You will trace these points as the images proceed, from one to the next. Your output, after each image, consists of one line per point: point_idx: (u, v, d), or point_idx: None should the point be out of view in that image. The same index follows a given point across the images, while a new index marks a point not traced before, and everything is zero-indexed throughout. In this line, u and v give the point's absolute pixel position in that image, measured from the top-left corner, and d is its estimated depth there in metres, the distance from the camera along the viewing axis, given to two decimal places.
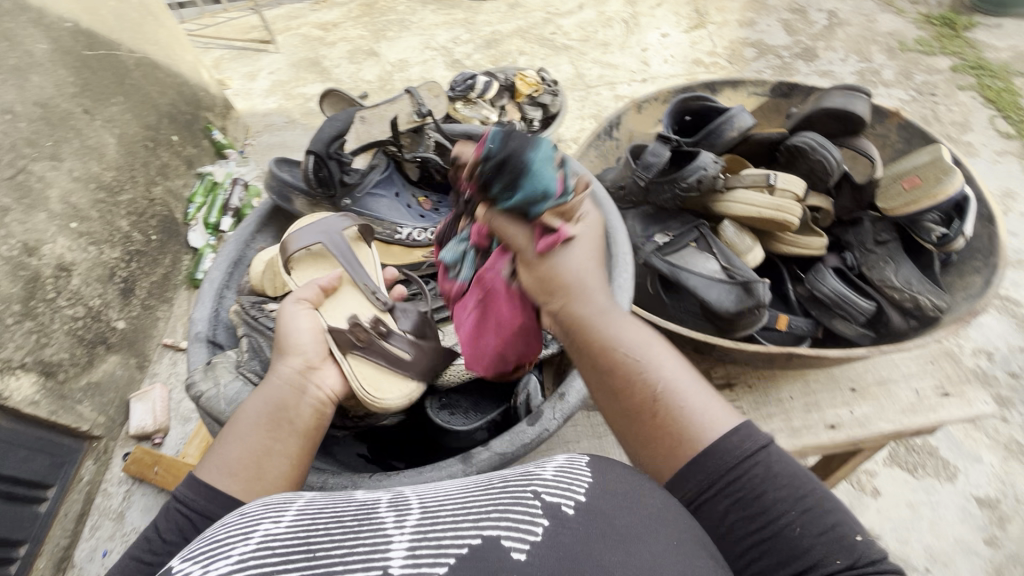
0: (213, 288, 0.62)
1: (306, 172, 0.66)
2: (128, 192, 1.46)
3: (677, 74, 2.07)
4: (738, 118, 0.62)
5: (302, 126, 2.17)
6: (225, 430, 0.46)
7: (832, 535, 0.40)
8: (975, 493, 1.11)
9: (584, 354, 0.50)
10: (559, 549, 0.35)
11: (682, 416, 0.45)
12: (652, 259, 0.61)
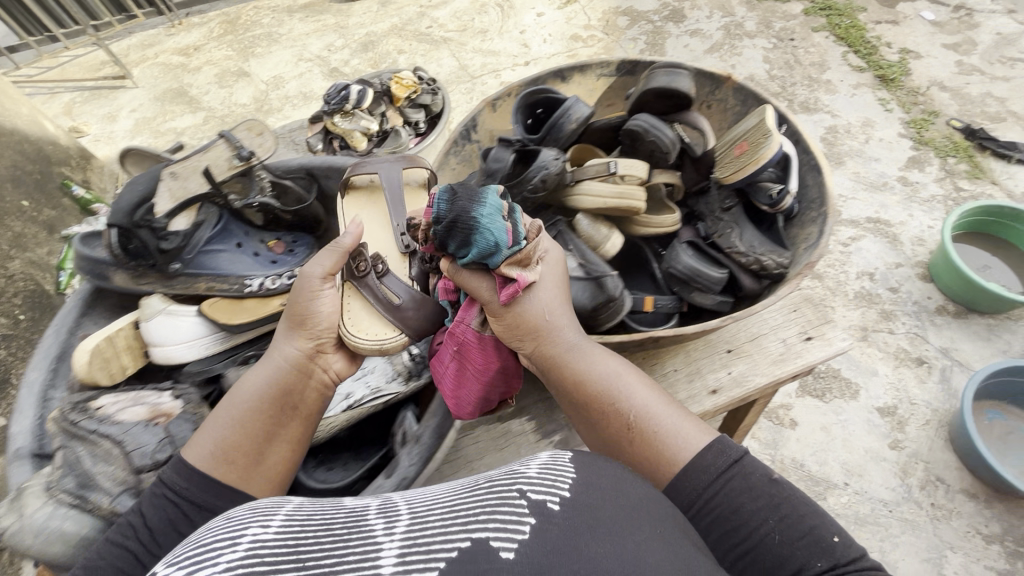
0: (34, 395, 0.60)
1: (110, 248, 0.60)
2: None
3: (557, 52, 2.07)
4: (574, 109, 0.62)
5: None
6: (228, 416, 0.54)
7: (811, 535, 0.45)
8: (876, 405, 1.21)
9: (563, 393, 0.57)
10: (548, 541, 0.37)
11: (656, 439, 0.51)
12: None
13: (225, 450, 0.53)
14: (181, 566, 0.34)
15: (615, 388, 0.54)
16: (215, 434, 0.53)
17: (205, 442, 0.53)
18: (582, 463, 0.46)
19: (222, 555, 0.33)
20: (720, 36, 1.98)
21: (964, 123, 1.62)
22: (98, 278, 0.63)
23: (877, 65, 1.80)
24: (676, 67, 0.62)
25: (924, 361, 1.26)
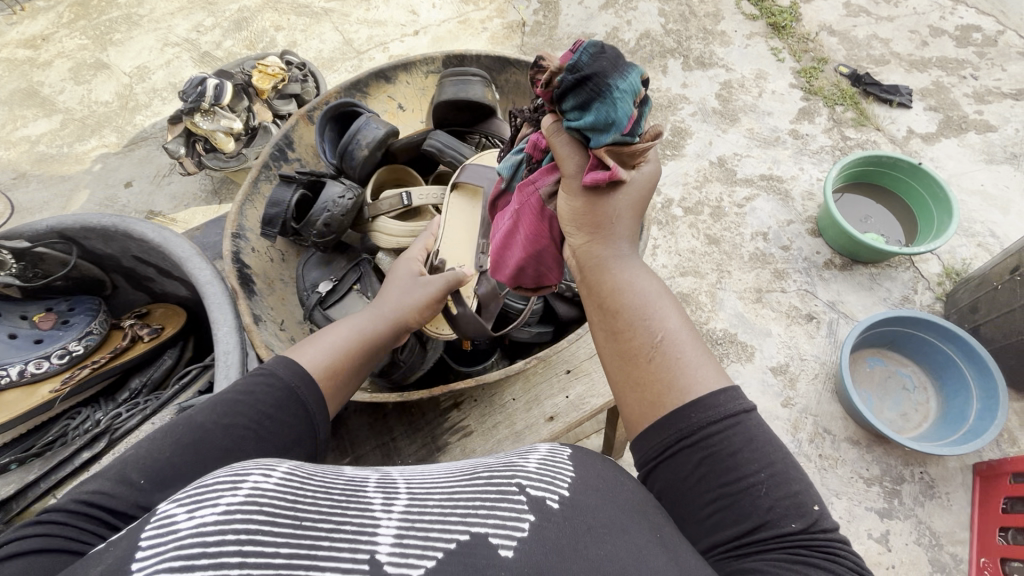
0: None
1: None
2: None
3: (448, 18, 1.93)
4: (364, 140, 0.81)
5: (35, 178, 1.76)
6: (339, 330, 0.60)
7: (794, 500, 0.41)
8: (769, 364, 1.25)
9: (587, 295, 0.53)
10: (545, 542, 0.36)
11: (676, 366, 0.45)
12: (316, 313, 0.80)
13: (333, 369, 0.57)
14: (184, 502, 0.34)
15: (647, 306, 0.48)
16: (328, 352, 0.58)
17: (322, 352, 0.57)
18: (578, 460, 0.43)
19: (222, 499, 0.33)
20: None
21: (850, 69, 1.63)
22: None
23: (769, 12, 1.76)
24: (466, 80, 0.87)
25: (813, 317, 1.30)
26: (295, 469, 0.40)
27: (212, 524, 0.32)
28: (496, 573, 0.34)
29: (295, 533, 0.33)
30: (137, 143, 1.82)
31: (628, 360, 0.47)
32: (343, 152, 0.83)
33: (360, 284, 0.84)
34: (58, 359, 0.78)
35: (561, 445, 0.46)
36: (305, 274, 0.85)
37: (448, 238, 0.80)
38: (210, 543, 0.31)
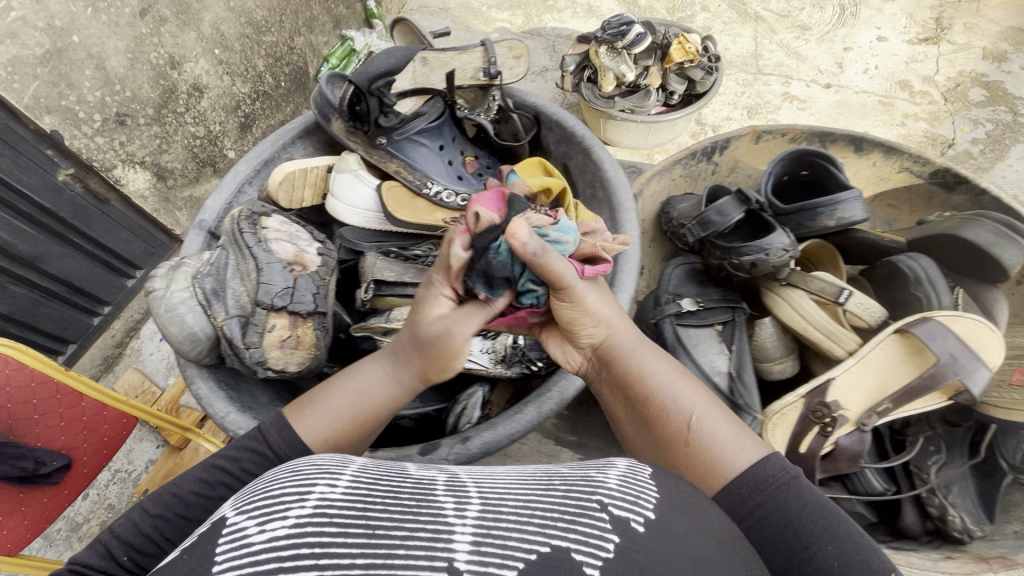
0: (233, 183, 0.84)
1: (343, 101, 0.78)
2: (273, 34, 1.64)
3: (871, 90, 1.71)
4: (840, 206, 0.76)
5: (450, 17, 2.08)
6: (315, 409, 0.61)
7: (864, 571, 0.49)
8: None
9: (619, 389, 0.65)
10: (632, 568, 0.40)
11: (708, 448, 0.57)
12: (664, 322, 0.85)
13: (329, 434, 0.61)
14: (256, 515, 0.40)
15: (671, 393, 0.61)
16: (331, 419, 0.61)
17: (319, 421, 0.61)
18: (660, 482, 0.50)
19: (292, 514, 0.39)
20: None
21: None
22: (324, 117, 0.84)
23: None
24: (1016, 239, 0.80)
25: None
26: (360, 473, 0.47)
27: (283, 537, 0.38)
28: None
29: (370, 543, 0.38)
30: (530, 35, 2.00)
31: (675, 447, 0.59)
32: (805, 208, 0.80)
33: (723, 325, 0.86)
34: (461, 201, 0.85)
35: (639, 462, 0.53)
36: (676, 280, 0.91)
37: (852, 376, 0.79)
38: (286, 556, 0.37)
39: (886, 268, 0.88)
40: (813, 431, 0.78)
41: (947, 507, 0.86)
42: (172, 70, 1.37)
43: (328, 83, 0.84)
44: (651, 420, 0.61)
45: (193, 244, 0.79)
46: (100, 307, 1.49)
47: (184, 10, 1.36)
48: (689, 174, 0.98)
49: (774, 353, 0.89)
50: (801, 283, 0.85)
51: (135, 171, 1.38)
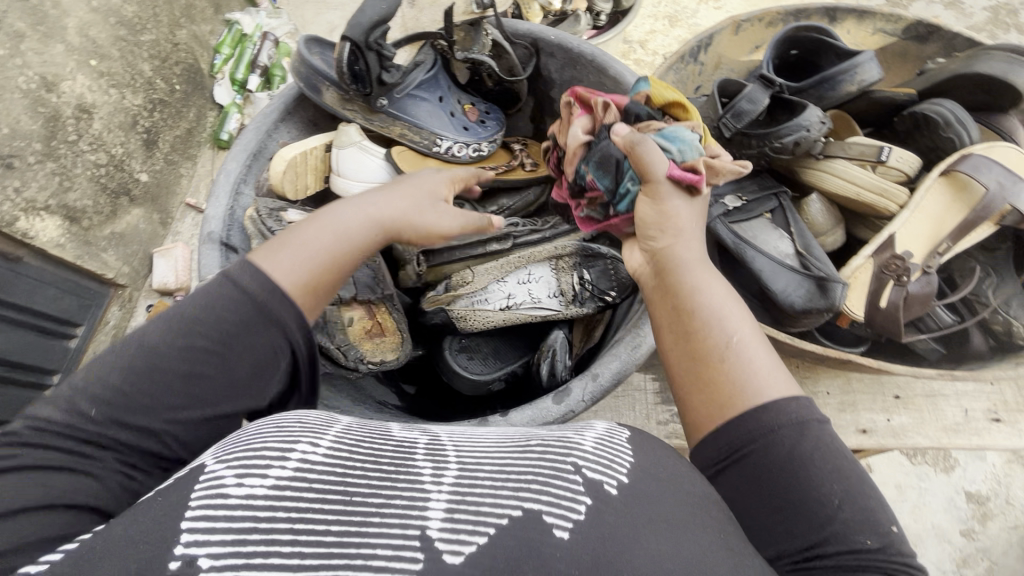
0: (229, 182, 0.72)
1: (340, 65, 0.67)
2: (151, 32, 1.45)
3: None
4: (861, 69, 0.78)
5: None
6: (289, 237, 0.54)
7: (867, 517, 0.45)
8: (966, 487, 1.10)
9: (659, 296, 0.57)
10: (598, 519, 0.42)
11: (741, 370, 0.49)
12: (717, 224, 0.85)
13: (304, 268, 0.53)
14: (235, 471, 0.41)
15: (715, 311, 0.53)
16: (308, 257, 0.53)
17: (290, 258, 0.53)
18: (637, 447, 0.50)
19: (273, 475, 0.40)
20: (983, 20, 1.66)
21: None
22: (313, 88, 0.73)
23: None
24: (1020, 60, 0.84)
25: None
26: (343, 438, 0.47)
27: (262, 497, 0.39)
28: (551, 548, 0.40)
29: (345, 510, 0.40)
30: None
31: (702, 362, 0.51)
32: (821, 81, 0.81)
33: (772, 213, 0.88)
34: (472, 152, 0.82)
35: (618, 426, 0.54)
36: None
37: (915, 225, 0.83)
38: (262, 517, 0.38)
39: (910, 120, 0.91)
40: (889, 284, 0.82)
41: (1012, 320, 0.87)
42: (49, 93, 1.21)
43: (306, 46, 0.74)
44: (683, 327, 0.54)
45: (210, 260, 0.67)
46: (47, 378, 1.32)
47: (42, 19, 1.20)
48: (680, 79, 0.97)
49: (826, 225, 0.92)
50: (840, 151, 0.86)
51: (42, 218, 1.22)
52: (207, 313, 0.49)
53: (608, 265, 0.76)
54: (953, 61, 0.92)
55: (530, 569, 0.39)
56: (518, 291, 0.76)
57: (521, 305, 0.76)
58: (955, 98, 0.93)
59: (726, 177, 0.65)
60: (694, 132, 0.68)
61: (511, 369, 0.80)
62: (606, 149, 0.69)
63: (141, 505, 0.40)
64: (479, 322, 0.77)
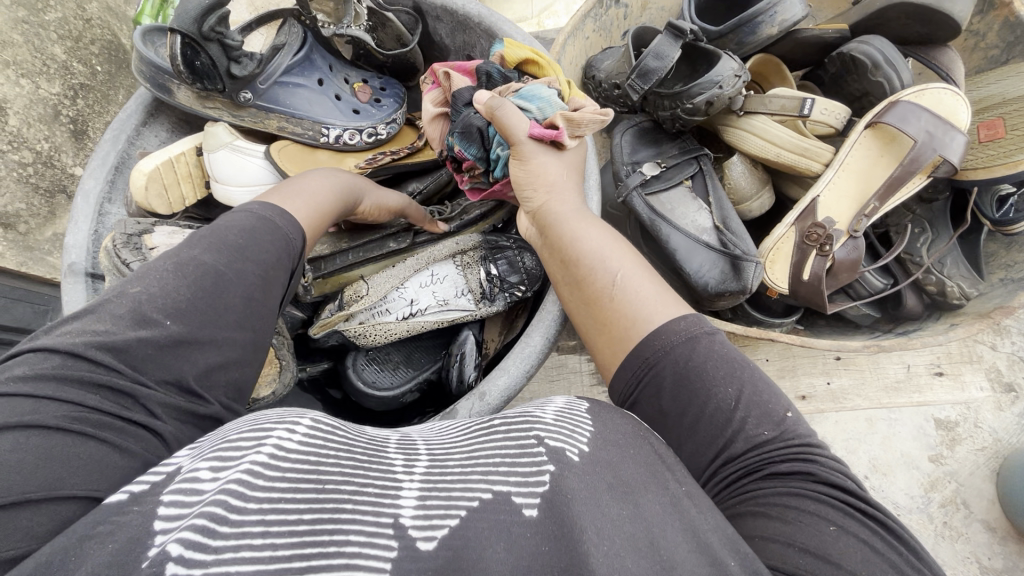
0: (91, 204, 0.71)
1: (174, 57, 0.64)
2: (56, 9, 1.31)
3: None
4: (779, 12, 0.72)
5: None
6: (293, 186, 0.61)
7: (764, 410, 0.46)
8: (937, 414, 1.10)
9: (552, 254, 0.59)
10: (574, 484, 0.38)
11: (629, 301, 0.51)
12: (634, 197, 0.81)
13: (316, 217, 0.61)
14: (208, 462, 0.36)
15: (598, 254, 0.55)
16: (311, 207, 0.61)
17: (299, 202, 0.60)
18: (598, 416, 0.46)
19: (248, 458, 0.35)
20: None
21: None
22: (162, 89, 0.71)
23: None
24: None
25: (1013, 389, 1.12)
26: (321, 419, 0.42)
27: (233, 481, 0.34)
28: (518, 529, 0.36)
29: (318, 499, 0.35)
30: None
31: (598, 306, 0.53)
32: (741, 23, 0.73)
33: (692, 180, 0.84)
34: (366, 137, 0.82)
35: (579, 399, 0.49)
36: (631, 145, 0.85)
37: (835, 188, 0.80)
38: (235, 508, 0.33)
39: (838, 62, 0.83)
40: (811, 254, 0.79)
41: (945, 280, 0.87)
42: None
43: (142, 37, 0.71)
44: (577, 277, 0.55)
45: (76, 294, 0.65)
46: None
47: None
48: (602, 26, 0.85)
49: (748, 191, 0.86)
50: (761, 107, 0.80)
51: None
52: (246, 244, 0.52)
53: (513, 257, 0.80)
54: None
55: (504, 548, 0.35)
56: (421, 294, 0.75)
57: (427, 310, 0.76)
58: (890, 33, 0.85)
59: (590, 126, 0.63)
60: (552, 87, 0.66)
61: (421, 376, 0.79)
62: (466, 118, 0.66)
63: (109, 507, 0.34)
64: (380, 334, 0.75)
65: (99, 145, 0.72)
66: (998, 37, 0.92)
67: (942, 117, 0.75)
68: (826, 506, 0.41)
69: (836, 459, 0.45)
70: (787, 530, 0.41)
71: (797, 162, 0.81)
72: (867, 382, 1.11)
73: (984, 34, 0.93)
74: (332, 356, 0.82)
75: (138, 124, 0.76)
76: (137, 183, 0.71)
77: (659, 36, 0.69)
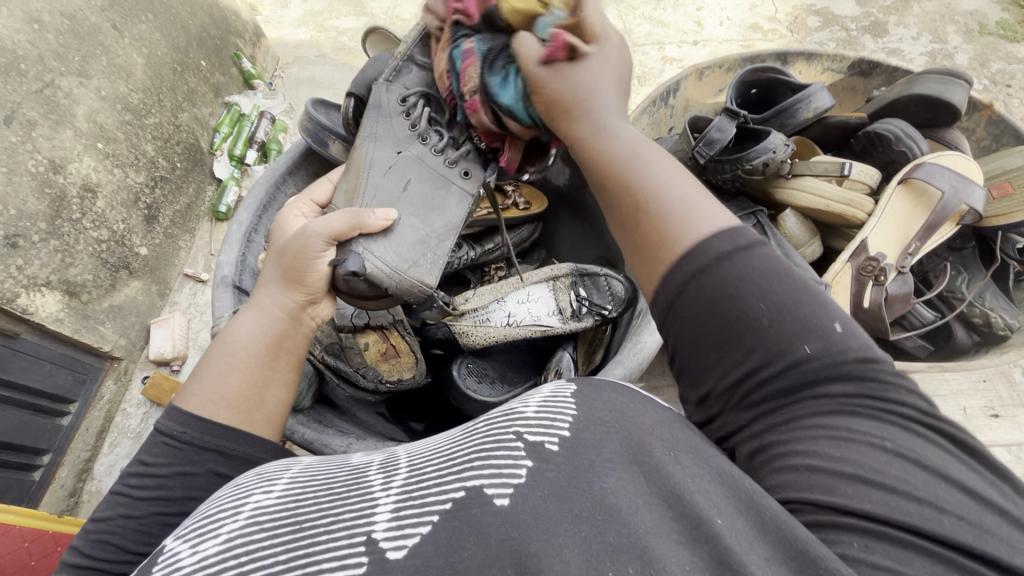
0: (242, 232, 0.79)
1: (348, 116, 0.80)
2: (155, 115, 1.51)
3: (732, 39, 1.83)
4: (818, 99, 0.85)
5: (332, 61, 1.98)
6: (190, 380, 0.53)
7: (821, 328, 0.40)
8: None
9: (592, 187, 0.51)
10: (548, 487, 0.34)
11: (664, 218, 0.45)
12: None
13: (228, 397, 0.52)
14: (189, 539, 0.37)
15: (630, 164, 0.48)
16: (215, 389, 0.52)
17: (200, 395, 0.52)
18: (581, 401, 0.40)
19: (223, 528, 0.36)
20: (923, 63, 1.75)
21: None
22: (320, 143, 0.83)
23: None
24: (954, 81, 0.91)
25: None
26: (297, 477, 0.42)
27: (212, 556, 0.34)
28: (494, 527, 0.33)
29: (294, 537, 0.35)
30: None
31: (633, 221, 0.47)
32: (781, 110, 0.87)
33: (751, 231, 0.92)
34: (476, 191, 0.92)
35: (565, 382, 0.43)
36: None
37: (880, 232, 0.89)
38: (211, 570, 0.34)
39: (865, 139, 0.97)
40: (868, 285, 0.88)
41: (989, 312, 0.94)
42: (56, 175, 1.24)
43: (313, 106, 0.84)
44: (609, 189, 0.49)
45: (224, 302, 0.73)
46: (37, 459, 1.29)
47: (53, 108, 1.24)
48: (653, 121, 1.01)
49: (801, 238, 0.96)
50: (807, 170, 0.92)
51: (42, 293, 1.23)
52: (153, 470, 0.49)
53: (603, 282, 0.83)
54: (894, 86, 0.98)
55: (473, 544, 0.32)
56: (518, 310, 0.80)
57: (522, 323, 0.80)
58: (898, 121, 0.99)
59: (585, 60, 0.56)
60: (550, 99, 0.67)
61: (519, 392, 0.79)
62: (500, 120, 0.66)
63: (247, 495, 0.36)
64: (482, 338, 0.80)
65: (258, 185, 0.81)
66: (986, 131, 1.07)
67: (960, 175, 0.87)
68: (861, 419, 0.38)
69: (874, 357, 0.40)
70: (837, 456, 0.37)
71: (845, 211, 0.90)
72: None
73: (972, 129, 1.09)
74: (434, 372, 0.86)
75: (286, 174, 0.86)
76: None
77: (717, 116, 0.84)
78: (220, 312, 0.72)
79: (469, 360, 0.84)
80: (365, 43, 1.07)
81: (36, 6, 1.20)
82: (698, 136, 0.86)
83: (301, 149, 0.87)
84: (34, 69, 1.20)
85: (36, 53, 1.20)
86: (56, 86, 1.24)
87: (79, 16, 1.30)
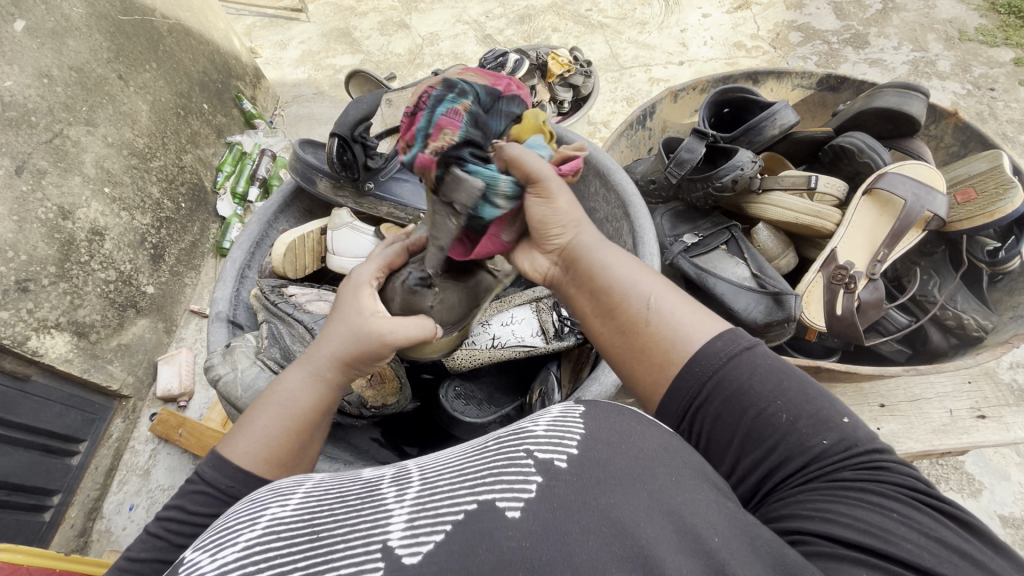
0: (235, 269, 0.82)
1: (330, 156, 0.82)
2: (160, 158, 1.56)
3: (716, 58, 1.88)
4: (782, 115, 0.87)
5: (330, 98, 2.04)
6: (237, 429, 0.53)
7: (819, 417, 0.45)
8: (1000, 511, 1.05)
9: (579, 288, 0.57)
10: (557, 502, 0.35)
11: (664, 329, 0.49)
12: (680, 259, 0.93)
13: (272, 454, 0.53)
14: (206, 551, 0.37)
15: (628, 281, 0.53)
16: (258, 445, 0.52)
17: (246, 445, 0.52)
18: (592, 420, 0.42)
19: (241, 537, 0.36)
20: (905, 72, 1.78)
21: None
22: (308, 180, 0.87)
23: None
24: (909, 93, 0.93)
25: None
26: (311, 492, 0.43)
27: (232, 563, 0.35)
28: (506, 538, 0.34)
29: (311, 546, 0.36)
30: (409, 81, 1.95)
31: (632, 332, 0.51)
32: (748, 127, 0.90)
33: (726, 245, 0.96)
34: None
35: (575, 403, 0.45)
36: (671, 224, 0.99)
37: (848, 243, 0.91)
38: None
39: (831, 152, 0.99)
40: (840, 292, 0.88)
41: (961, 314, 0.94)
42: (65, 221, 1.28)
43: (301, 146, 0.89)
44: (607, 302, 0.54)
45: (218, 337, 0.75)
46: (48, 500, 1.30)
47: (62, 157, 1.29)
48: (633, 143, 1.04)
49: (777, 250, 0.98)
50: (776, 185, 0.94)
51: (52, 335, 1.26)
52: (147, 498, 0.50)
53: None
54: (856, 99, 1.01)
55: (487, 552, 0.33)
56: (502, 332, 0.81)
57: (506, 344, 0.81)
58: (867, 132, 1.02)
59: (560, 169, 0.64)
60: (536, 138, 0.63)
61: (506, 411, 0.82)
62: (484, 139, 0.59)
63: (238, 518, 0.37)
64: (468, 360, 0.82)
65: (251, 223, 0.84)
66: (954, 138, 1.09)
67: (928, 184, 0.89)
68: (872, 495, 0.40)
69: (871, 438, 0.44)
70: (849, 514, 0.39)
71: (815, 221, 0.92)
72: (917, 425, 0.95)
73: (941, 137, 1.11)
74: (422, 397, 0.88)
75: (277, 212, 0.90)
76: (279, 250, 0.83)
77: (687, 137, 0.87)
78: (215, 345, 0.75)
79: (456, 383, 0.86)
80: (351, 84, 1.12)
81: (46, 62, 1.27)
82: (669, 157, 0.89)
83: (292, 187, 0.91)
84: (43, 121, 1.26)
85: (46, 105, 1.26)
86: (65, 136, 1.30)
87: (86, 68, 1.36)
